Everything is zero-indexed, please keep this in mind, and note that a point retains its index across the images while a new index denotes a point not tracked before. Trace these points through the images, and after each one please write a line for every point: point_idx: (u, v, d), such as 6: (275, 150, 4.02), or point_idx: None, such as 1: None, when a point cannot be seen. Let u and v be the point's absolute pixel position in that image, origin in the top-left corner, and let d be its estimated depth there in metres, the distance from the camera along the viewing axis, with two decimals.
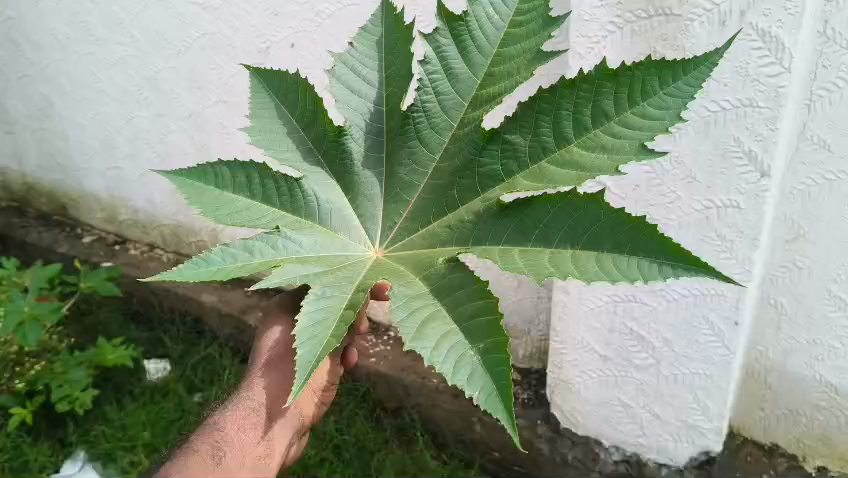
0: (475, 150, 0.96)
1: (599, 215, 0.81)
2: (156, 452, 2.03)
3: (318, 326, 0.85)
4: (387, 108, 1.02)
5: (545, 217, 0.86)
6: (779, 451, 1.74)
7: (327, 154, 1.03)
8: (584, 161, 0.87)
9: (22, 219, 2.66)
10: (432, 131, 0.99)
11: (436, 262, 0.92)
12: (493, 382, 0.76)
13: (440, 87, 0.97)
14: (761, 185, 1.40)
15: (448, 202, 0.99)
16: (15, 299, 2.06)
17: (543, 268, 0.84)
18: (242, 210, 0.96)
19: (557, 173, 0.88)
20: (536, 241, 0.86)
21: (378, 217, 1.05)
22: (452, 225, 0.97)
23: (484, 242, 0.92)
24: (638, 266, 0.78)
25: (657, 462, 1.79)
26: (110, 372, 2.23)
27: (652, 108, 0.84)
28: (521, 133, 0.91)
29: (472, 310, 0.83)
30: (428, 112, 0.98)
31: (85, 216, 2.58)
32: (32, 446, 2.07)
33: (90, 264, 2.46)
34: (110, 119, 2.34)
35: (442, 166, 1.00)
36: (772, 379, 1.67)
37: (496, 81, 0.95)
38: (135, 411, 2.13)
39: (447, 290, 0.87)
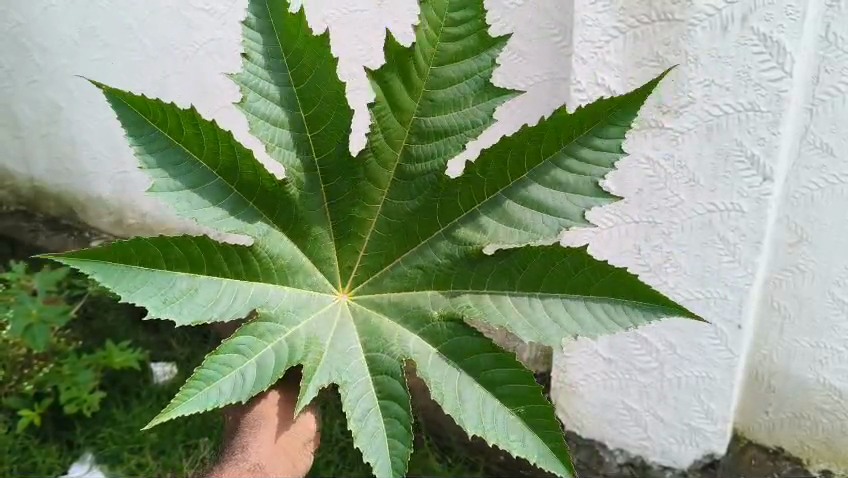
0: (434, 189, 0.97)
1: (579, 265, 0.86)
2: (163, 454, 2.06)
3: (370, 413, 0.92)
4: (324, 137, 0.97)
5: (526, 265, 0.91)
6: (784, 454, 1.74)
7: (258, 198, 0.96)
8: (547, 202, 0.90)
9: (30, 223, 2.66)
10: (380, 167, 0.98)
11: (431, 316, 0.97)
12: (543, 442, 0.85)
13: (388, 122, 0.95)
14: (763, 189, 1.41)
15: (407, 234, 1.02)
16: (22, 301, 2.08)
17: (537, 320, 0.90)
18: (181, 287, 0.90)
19: (525, 216, 0.92)
20: (522, 285, 0.92)
21: (332, 259, 1.05)
22: (425, 269, 1.00)
23: (467, 286, 0.96)
24: (624, 311, 0.85)
25: (661, 465, 1.80)
26: (118, 373, 2.25)
27: (596, 138, 0.86)
28: (482, 173, 0.93)
29: (493, 372, 0.89)
30: (376, 148, 0.97)
31: (92, 220, 2.58)
32: (40, 448, 2.09)
33: None
34: (119, 123, 2.36)
35: (399, 203, 1.00)
36: (775, 382, 1.68)
37: (446, 109, 0.93)
38: (141, 413, 2.15)
39: (457, 351, 0.93)
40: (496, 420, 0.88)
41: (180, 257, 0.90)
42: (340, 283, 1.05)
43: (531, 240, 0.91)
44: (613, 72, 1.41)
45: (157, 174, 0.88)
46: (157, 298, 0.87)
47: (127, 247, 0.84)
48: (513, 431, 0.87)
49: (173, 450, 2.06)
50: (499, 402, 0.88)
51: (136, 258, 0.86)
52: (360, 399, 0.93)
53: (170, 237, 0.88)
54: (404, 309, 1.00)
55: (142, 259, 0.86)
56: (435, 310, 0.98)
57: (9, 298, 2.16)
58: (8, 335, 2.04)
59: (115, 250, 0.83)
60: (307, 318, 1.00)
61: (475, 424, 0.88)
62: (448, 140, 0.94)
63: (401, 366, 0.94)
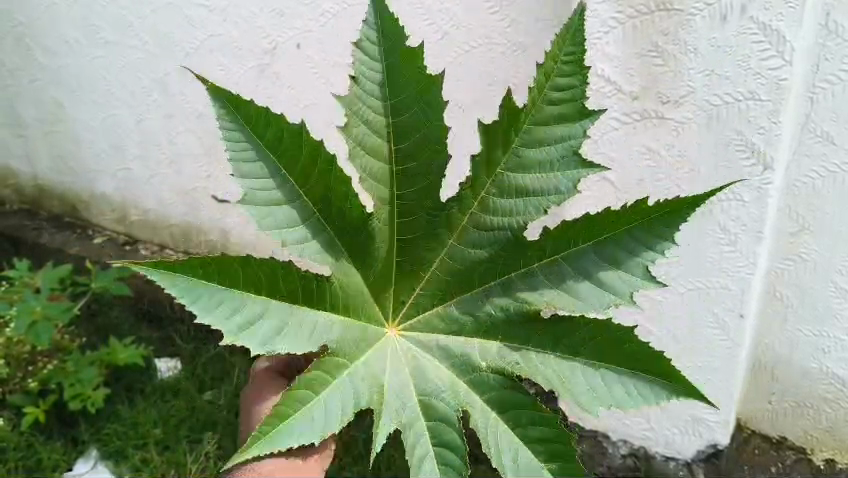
0: (506, 249, 1.00)
1: (633, 347, 0.91)
2: (167, 450, 2.07)
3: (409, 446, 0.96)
4: (411, 174, 1.02)
5: (579, 334, 0.95)
6: (787, 444, 1.74)
7: (335, 224, 1.02)
8: (611, 283, 0.94)
9: (33, 221, 2.66)
10: (459, 214, 1.02)
11: (480, 367, 1.01)
12: None
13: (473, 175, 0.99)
14: (764, 178, 1.40)
15: (465, 284, 1.05)
16: (26, 299, 2.09)
17: (578, 386, 0.95)
18: (257, 307, 0.94)
19: (586, 289, 0.95)
20: (572, 352, 0.96)
21: (390, 291, 1.09)
22: (479, 318, 1.04)
23: (520, 342, 1.00)
24: (663, 396, 0.90)
25: (664, 456, 1.80)
26: (123, 370, 2.25)
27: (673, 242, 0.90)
28: (552, 244, 0.97)
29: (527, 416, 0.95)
30: (461, 197, 1.01)
31: (95, 217, 2.58)
32: (46, 445, 2.09)
33: (101, 265, 2.48)
34: (121, 121, 2.37)
35: (462, 253, 1.04)
36: (779, 372, 1.67)
37: (527, 171, 0.96)
38: (144, 409, 2.16)
39: (504, 406, 0.97)
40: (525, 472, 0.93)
41: (254, 277, 0.93)
42: (390, 318, 1.10)
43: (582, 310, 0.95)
44: (613, 62, 1.42)
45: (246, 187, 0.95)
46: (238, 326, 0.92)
47: (222, 263, 0.89)
48: (530, 476, 0.92)
49: (177, 446, 2.06)
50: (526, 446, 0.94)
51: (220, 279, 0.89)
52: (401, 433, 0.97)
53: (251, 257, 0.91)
54: (450, 352, 1.05)
55: (227, 279, 0.90)
56: (484, 361, 1.01)
57: (13, 296, 2.17)
58: (13, 333, 2.05)
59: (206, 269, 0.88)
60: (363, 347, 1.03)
61: (495, 461, 0.94)
62: (530, 199, 0.97)
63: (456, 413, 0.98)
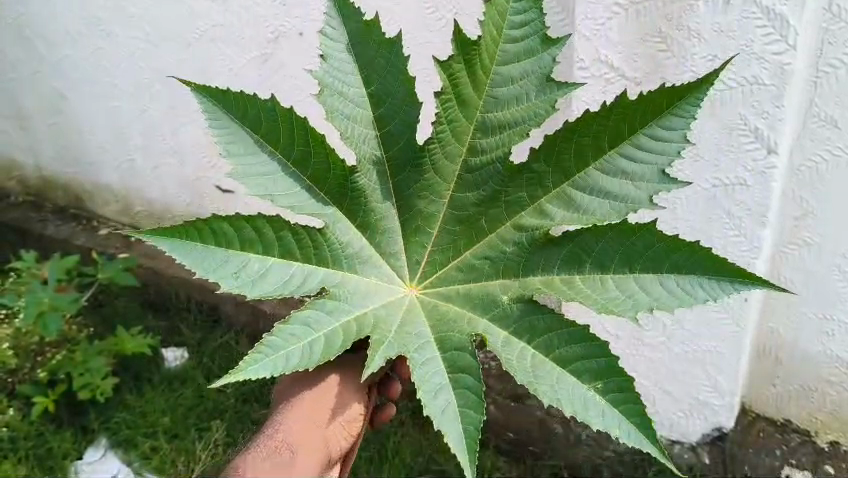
0: (501, 178, 1.00)
1: (652, 243, 0.88)
2: (177, 438, 2.09)
3: (443, 389, 0.91)
4: (391, 134, 1.02)
5: (595, 248, 0.92)
6: (792, 426, 1.74)
7: (328, 189, 1.01)
8: (612, 189, 0.92)
9: (38, 212, 2.67)
10: (446, 160, 1.02)
11: (500, 301, 0.97)
12: (625, 415, 0.84)
13: (451, 115, 1.00)
14: (768, 162, 1.41)
15: (475, 231, 1.03)
16: (34, 289, 2.11)
17: (609, 295, 0.90)
18: (259, 270, 0.95)
19: (590, 203, 0.94)
20: (591, 268, 0.92)
21: (401, 251, 1.06)
22: (493, 258, 1.01)
23: (536, 271, 0.97)
24: (700, 285, 0.86)
25: (670, 439, 1.83)
26: (129, 359, 2.26)
27: (661, 129, 0.89)
28: (544, 160, 0.96)
29: (570, 349, 0.89)
30: (443, 141, 1.01)
31: (100, 208, 2.59)
32: (56, 434, 2.12)
33: (107, 255, 2.50)
34: (124, 112, 2.37)
35: (464, 196, 1.03)
36: (782, 355, 1.68)
37: (501, 107, 0.98)
38: (154, 398, 2.17)
39: (527, 330, 0.93)
40: (566, 388, 0.87)
41: (252, 238, 0.95)
42: (409, 279, 1.06)
43: (599, 221, 0.93)
44: (615, 48, 1.42)
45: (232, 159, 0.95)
46: (209, 263, 0.92)
47: (210, 223, 0.91)
48: (573, 393, 0.86)
49: (186, 434, 2.08)
50: (577, 379, 0.87)
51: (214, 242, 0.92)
52: (434, 373, 0.92)
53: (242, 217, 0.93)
54: (474, 299, 1.00)
55: (221, 240, 0.93)
56: (505, 295, 0.97)
57: (21, 287, 2.19)
58: (21, 323, 2.07)
59: (197, 231, 0.91)
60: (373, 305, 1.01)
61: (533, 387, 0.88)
62: (510, 131, 0.98)
63: (471, 341, 0.93)
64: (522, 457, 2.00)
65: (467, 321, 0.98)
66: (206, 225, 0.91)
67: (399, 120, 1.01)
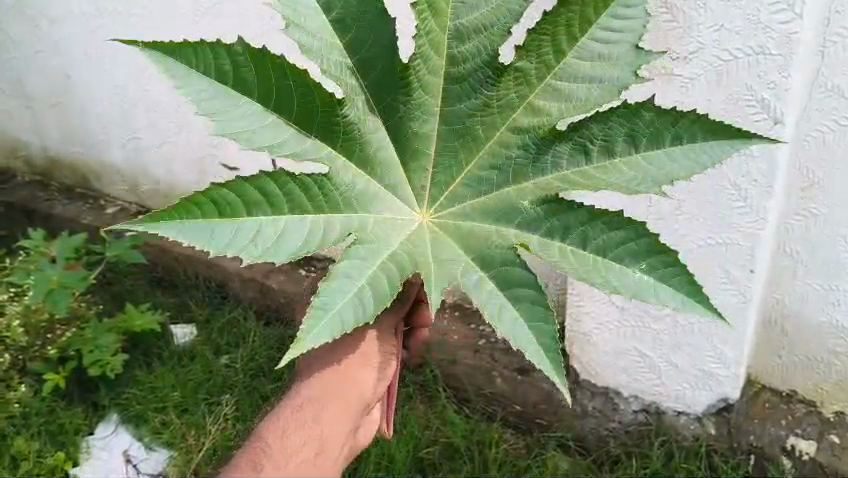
0: (489, 83, 0.95)
1: (653, 119, 0.88)
2: (187, 413, 2.12)
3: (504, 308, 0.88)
4: (368, 57, 0.95)
5: (599, 134, 0.90)
6: (797, 397, 1.76)
7: (319, 124, 0.94)
8: (596, 74, 0.91)
9: (46, 192, 2.68)
10: (430, 76, 0.97)
11: (521, 204, 0.94)
12: (680, 290, 0.85)
13: (427, 26, 0.94)
14: (774, 133, 1.41)
15: (471, 139, 0.98)
16: (43, 267, 2.12)
17: (629, 177, 0.89)
18: (274, 233, 0.89)
19: (578, 88, 0.92)
20: (600, 155, 0.91)
21: (404, 181, 1.00)
22: (499, 167, 0.97)
23: (545, 172, 0.94)
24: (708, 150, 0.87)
25: (675, 411, 1.83)
26: (138, 337, 2.26)
27: (627, 7, 0.90)
28: (533, 57, 0.93)
29: (610, 239, 0.87)
30: (424, 57, 0.96)
31: (106, 187, 2.60)
32: (66, 410, 2.14)
33: (114, 234, 2.51)
34: (128, 90, 2.37)
35: (455, 108, 0.98)
36: (788, 326, 1.69)
37: (474, 10, 0.93)
38: (163, 373, 2.18)
39: (560, 231, 0.90)
40: (624, 279, 0.86)
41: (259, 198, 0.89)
42: (419, 205, 1.00)
43: (599, 104, 0.91)
44: None
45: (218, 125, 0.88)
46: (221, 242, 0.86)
47: (211, 191, 0.85)
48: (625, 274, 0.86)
49: (195, 408, 2.11)
50: (624, 264, 0.86)
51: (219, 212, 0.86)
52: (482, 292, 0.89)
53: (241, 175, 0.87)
54: (490, 211, 0.96)
55: (225, 208, 0.86)
56: (525, 200, 0.94)
57: (29, 266, 2.20)
58: (31, 302, 2.08)
59: (198, 204, 0.85)
60: (394, 237, 0.96)
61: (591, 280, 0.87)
62: (489, 32, 0.93)
63: (515, 254, 0.90)
64: (528, 429, 2.01)
65: (481, 239, 0.94)
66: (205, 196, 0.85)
67: (378, 51, 0.95)
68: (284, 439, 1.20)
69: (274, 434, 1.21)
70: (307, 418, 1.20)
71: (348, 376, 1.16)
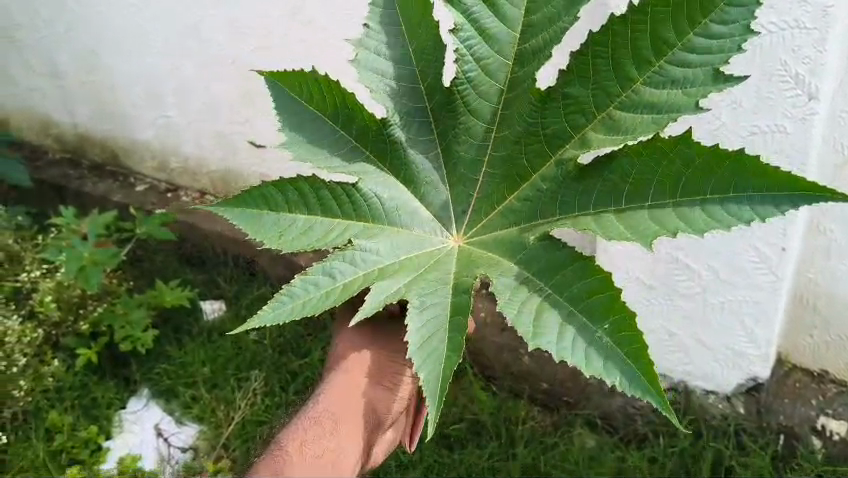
0: (536, 110, 0.96)
1: (691, 160, 0.84)
2: (217, 388, 2.15)
3: (435, 335, 0.90)
4: (430, 81, 1.01)
5: (632, 172, 0.89)
6: (829, 377, 1.75)
7: (373, 144, 1.02)
8: (650, 100, 0.88)
9: (76, 169, 2.71)
10: (481, 100, 1.00)
11: (528, 242, 0.95)
12: (632, 364, 0.80)
13: (478, 53, 0.97)
14: (808, 108, 1.40)
15: (519, 172, 1.00)
16: (75, 244, 2.15)
17: (638, 224, 0.88)
18: (303, 227, 0.97)
19: (627, 121, 0.90)
20: (629, 194, 0.89)
21: (450, 206, 1.06)
22: (532, 200, 0.99)
23: (573, 209, 0.94)
24: (750, 206, 0.81)
25: (704, 390, 1.83)
26: (167, 313, 2.30)
27: (713, 25, 0.84)
28: (578, 85, 0.93)
29: (579, 287, 0.86)
30: (473, 81, 0.99)
31: (136, 165, 2.63)
32: (99, 384, 2.17)
33: (144, 212, 2.54)
34: (156, 68, 2.38)
35: (505, 136, 1.00)
36: (821, 305, 1.67)
37: (536, 30, 0.94)
38: (194, 349, 2.21)
39: (550, 271, 0.90)
40: (579, 341, 0.84)
41: (297, 200, 0.97)
42: (457, 230, 1.04)
43: (632, 139, 0.89)
44: None
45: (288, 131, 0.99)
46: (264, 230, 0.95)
47: (261, 187, 0.94)
48: (585, 338, 0.83)
49: (225, 384, 2.14)
50: (588, 321, 0.84)
51: (264, 203, 0.95)
52: (425, 327, 0.91)
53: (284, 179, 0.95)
54: (509, 243, 0.98)
55: (268, 202, 0.95)
56: (534, 236, 0.95)
57: (62, 243, 2.23)
58: (64, 278, 2.11)
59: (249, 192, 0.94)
60: (409, 254, 1.00)
61: (536, 338, 0.85)
62: (547, 52, 0.94)
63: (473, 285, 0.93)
64: (555, 406, 2.00)
65: (485, 265, 0.96)
66: (258, 189, 0.94)
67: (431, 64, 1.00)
68: (302, 451, 1.19)
69: (295, 447, 1.20)
70: (328, 430, 1.20)
71: (364, 386, 1.20)
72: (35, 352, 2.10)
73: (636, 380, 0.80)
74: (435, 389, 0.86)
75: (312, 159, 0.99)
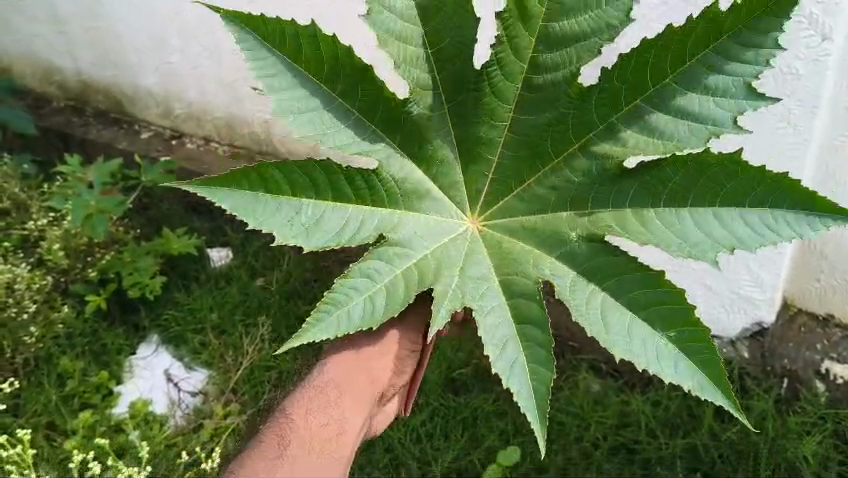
0: (569, 100, 1.03)
1: (731, 177, 0.92)
2: (225, 333, 2.17)
3: (509, 341, 0.99)
4: (451, 55, 1.04)
5: (672, 179, 0.97)
6: (834, 322, 1.76)
7: (379, 118, 1.05)
8: (687, 108, 0.96)
9: (81, 118, 2.70)
10: (507, 82, 1.05)
11: (569, 237, 1.04)
12: (698, 367, 0.91)
13: (512, 32, 1.02)
14: (822, 49, 1.39)
15: (541, 157, 1.08)
16: (81, 192, 2.15)
17: (681, 231, 0.96)
18: (312, 215, 1.00)
19: (670, 126, 0.97)
20: (668, 199, 0.97)
21: (461, 183, 1.13)
22: (558, 189, 1.07)
23: (606, 205, 1.02)
24: (782, 220, 0.90)
25: (709, 335, 1.84)
26: (176, 259, 2.28)
27: (748, 31, 0.91)
28: (614, 82, 0.99)
29: (642, 297, 0.95)
30: (501, 62, 1.04)
31: (140, 112, 2.61)
32: (108, 331, 2.19)
33: (149, 159, 2.54)
34: (157, 13, 2.33)
35: (527, 119, 1.06)
36: (828, 251, 1.64)
37: (574, 13, 0.99)
38: (201, 295, 2.22)
39: (600, 273, 0.99)
40: (646, 346, 0.94)
41: (302, 180, 0.99)
42: (471, 210, 1.13)
43: (679, 148, 0.97)
44: None
45: (279, 101, 0.98)
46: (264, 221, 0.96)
47: (256, 171, 0.95)
48: (652, 345, 0.93)
49: (233, 329, 2.16)
50: (653, 328, 0.94)
51: (262, 190, 0.96)
52: (500, 328, 1.00)
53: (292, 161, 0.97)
54: (540, 234, 1.07)
55: (272, 189, 0.97)
56: (573, 233, 1.04)
57: (68, 191, 2.23)
58: (70, 225, 2.11)
59: (243, 178, 0.94)
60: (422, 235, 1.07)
61: (608, 341, 0.95)
62: (585, 41, 0.99)
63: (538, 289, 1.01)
64: (561, 351, 2.02)
65: (532, 260, 1.05)
66: (252, 173, 0.94)
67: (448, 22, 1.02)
68: (305, 420, 1.19)
69: (297, 414, 1.20)
70: (332, 399, 1.20)
71: (365, 360, 1.20)
72: (45, 299, 2.11)
73: (705, 381, 0.91)
74: (529, 402, 0.94)
75: (315, 132, 1.00)
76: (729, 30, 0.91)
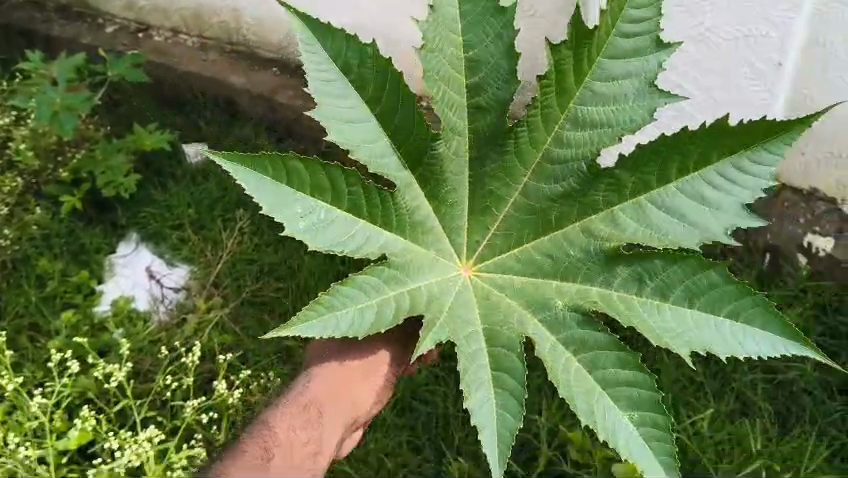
0: (580, 178, 0.98)
1: (717, 281, 0.91)
2: (204, 227, 2.13)
3: (483, 386, 0.94)
4: (479, 106, 0.99)
5: (664, 270, 0.93)
6: (817, 194, 1.79)
7: (407, 148, 0.99)
8: (697, 210, 0.92)
9: (41, 13, 2.57)
10: (529, 146, 1.00)
11: (554, 303, 0.98)
12: (656, 454, 0.88)
13: (546, 101, 0.97)
14: None
15: (541, 222, 1.02)
16: (45, 90, 2.06)
17: (668, 325, 0.92)
18: (323, 219, 0.96)
19: (669, 225, 0.93)
20: (664, 259, 0.93)
21: (463, 227, 1.05)
22: (555, 258, 1.01)
23: (597, 279, 0.97)
24: (756, 338, 0.90)
25: None
26: (148, 155, 2.24)
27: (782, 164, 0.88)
28: (630, 169, 0.94)
29: (616, 374, 0.92)
30: (530, 124, 0.99)
31: (102, 6, 2.48)
32: (86, 230, 2.15)
33: (115, 54, 2.43)
34: None
35: (536, 187, 1.01)
36: (815, 122, 1.66)
37: (621, 99, 0.94)
38: (178, 191, 2.17)
39: (580, 346, 0.95)
40: (616, 423, 0.90)
41: (321, 183, 0.95)
42: (463, 257, 1.05)
43: (675, 244, 0.92)
44: None
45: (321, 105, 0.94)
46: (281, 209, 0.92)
47: (284, 159, 0.92)
48: (619, 426, 0.90)
49: (213, 224, 2.12)
50: (618, 405, 0.91)
51: (286, 179, 0.92)
52: (479, 368, 0.95)
53: (315, 161, 0.93)
54: (523, 293, 1.01)
55: (297, 183, 0.93)
56: (560, 299, 0.98)
57: (32, 89, 2.14)
58: (37, 124, 2.04)
59: (272, 162, 0.91)
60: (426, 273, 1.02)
61: (573, 406, 0.91)
62: (612, 128, 0.95)
63: (520, 342, 0.96)
64: None
65: (515, 313, 0.99)
66: (281, 161, 0.92)
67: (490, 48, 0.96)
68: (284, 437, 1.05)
69: (275, 431, 1.06)
70: (313, 418, 1.05)
71: (359, 380, 1.07)
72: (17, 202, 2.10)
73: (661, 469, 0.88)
74: (492, 444, 0.91)
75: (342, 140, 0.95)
76: (769, 137, 0.87)
